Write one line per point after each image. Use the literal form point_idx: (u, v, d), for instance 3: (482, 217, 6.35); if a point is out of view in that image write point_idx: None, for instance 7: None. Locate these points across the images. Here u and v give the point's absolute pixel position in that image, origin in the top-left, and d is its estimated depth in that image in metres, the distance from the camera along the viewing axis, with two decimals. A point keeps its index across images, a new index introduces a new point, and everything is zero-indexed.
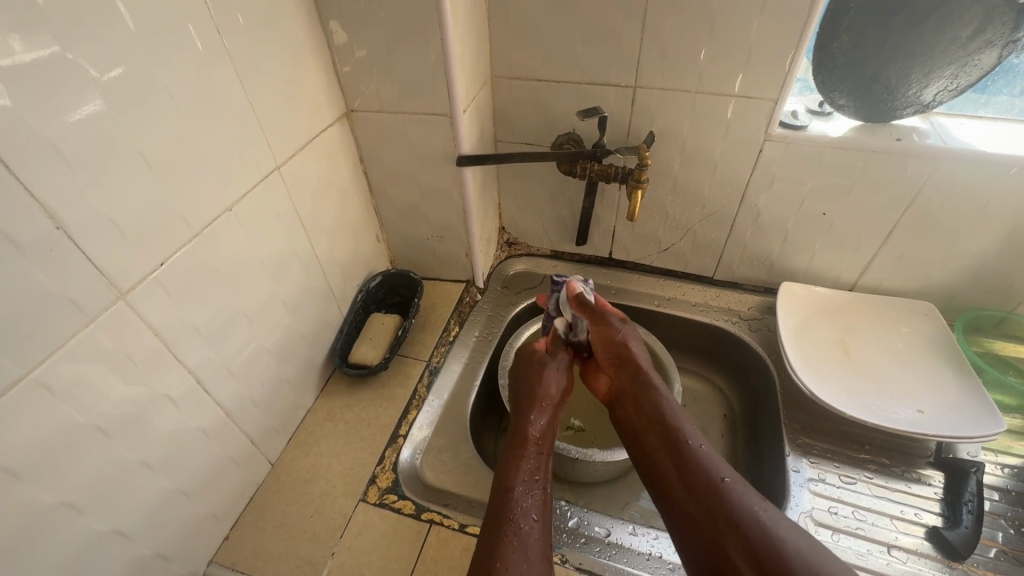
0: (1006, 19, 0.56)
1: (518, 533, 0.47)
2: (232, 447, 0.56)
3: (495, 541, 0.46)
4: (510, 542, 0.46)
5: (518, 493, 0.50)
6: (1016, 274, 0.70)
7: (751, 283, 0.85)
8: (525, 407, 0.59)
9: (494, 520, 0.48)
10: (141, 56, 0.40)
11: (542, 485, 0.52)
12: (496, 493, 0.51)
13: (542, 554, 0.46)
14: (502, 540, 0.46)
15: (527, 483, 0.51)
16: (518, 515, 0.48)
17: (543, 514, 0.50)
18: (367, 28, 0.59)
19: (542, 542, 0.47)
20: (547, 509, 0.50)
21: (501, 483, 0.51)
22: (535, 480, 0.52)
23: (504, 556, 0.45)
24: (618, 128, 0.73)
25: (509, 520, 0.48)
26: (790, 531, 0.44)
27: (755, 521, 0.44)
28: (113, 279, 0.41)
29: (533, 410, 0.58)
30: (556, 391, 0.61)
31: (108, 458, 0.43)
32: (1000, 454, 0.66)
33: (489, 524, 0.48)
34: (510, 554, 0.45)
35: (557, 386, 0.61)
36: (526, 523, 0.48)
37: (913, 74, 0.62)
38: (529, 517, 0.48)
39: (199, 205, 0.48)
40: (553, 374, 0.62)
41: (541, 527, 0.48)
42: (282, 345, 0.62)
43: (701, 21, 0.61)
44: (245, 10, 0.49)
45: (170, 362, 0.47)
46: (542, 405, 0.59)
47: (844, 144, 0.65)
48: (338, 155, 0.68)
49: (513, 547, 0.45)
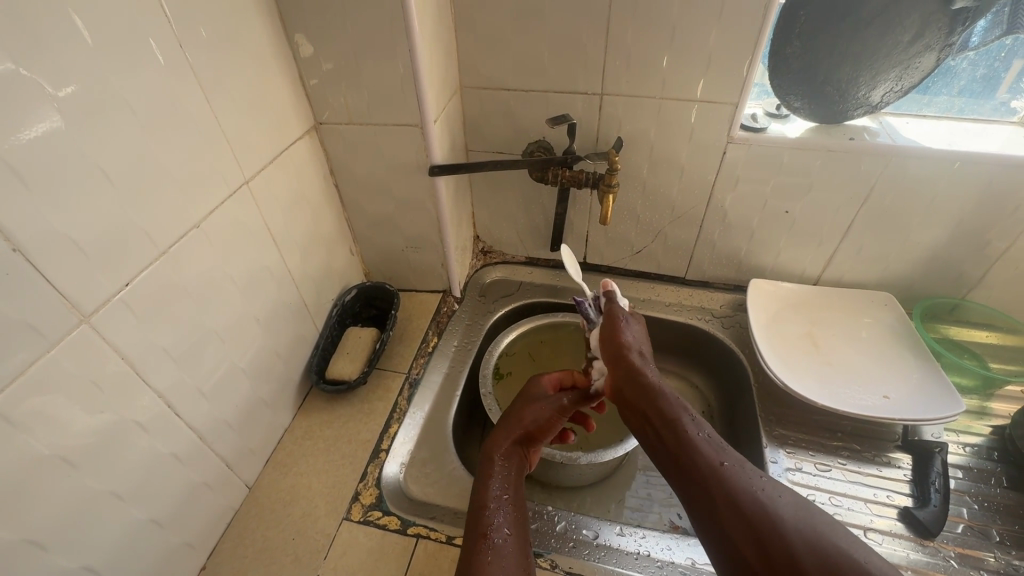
0: (941, 24, 0.61)
1: (494, 546, 0.47)
2: (206, 472, 0.54)
3: (472, 554, 0.46)
4: (485, 553, 0.46)
5: (492, 510, 0.50)
6: (965, 262, 0.74)
7: (721, 282, 0.87)
8: (501, 430, 0.59)
9: (470, 534, 0.48)
10: (101, 69, 0.39)
11: (514, 502, 0.52)
12: (473, 512, 0.51)
13: (519, 561, 0.46)
14: (479, 553, 0.46)
15: (500, 499, 0.52)
16: (492, 530, 0.48)
17: (518, 527, 0.49)
18: (334, 41, 0.59)
19: (518, 551, 0.47)
20: (522, 524, 0.50)
21: (477, 502, 0.52)
22: (508, 497, 0.52)
23: (480, 565, 0.45)
24: (586, 135, 0.75)
25: (484, 535, 0.48)
26: (789, 507, 0.43)
27: (751, 499, 0.44)
28: (77, 302, 0.39)
29: (503, 432, 0.58)
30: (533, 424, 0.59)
31: (75, 490, 0.41)
32: (961, 434, 0.69)
33: (467, 543, 0.48)
34: (484, 564, 0.45)
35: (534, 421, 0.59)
36: (501, 536, 0.48)
37: (861, 77, 0.66)
38: (502, 531, 0.48)
39: (166, 222, 0.46)
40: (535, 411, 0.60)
41: (515, 538, 0.48)
42: (256, 364, 0.60)
43: (662, 29, 0.63)
44: (208, 24, 0.49)
45: (138, 386, 0.45)
46: (513, 427, 0.59)
47: (802, 144, 0.68)
48: (307, 168, 0.67)
49: (489, 557, 0.45)
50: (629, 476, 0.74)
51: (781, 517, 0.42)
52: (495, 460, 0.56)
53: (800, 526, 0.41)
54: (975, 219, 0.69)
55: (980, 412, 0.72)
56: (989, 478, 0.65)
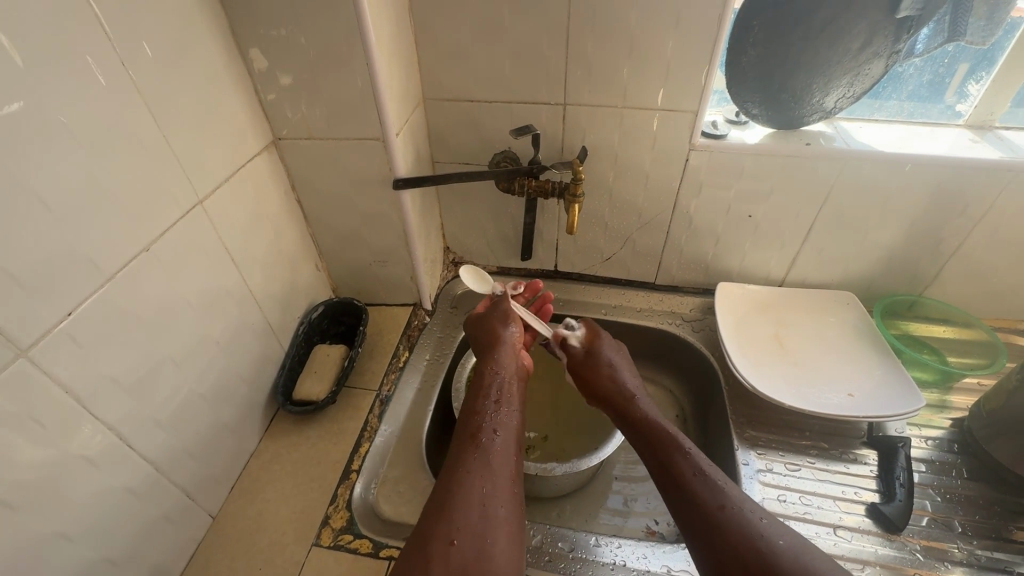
0: (888, 32, 0.62)
1: (481, 445, 0.53)
2: (165, 504, 0.52)
3: (461, 454, 0.53)
4: (472, 454, 0.52)
5: (481, 414, 0.57)
6: (920, 260, 0.77)
7: (690, 286, 0.89)
8: (489, 349, 0.66)
9: (459, 437, 0.55)
10: (34, 91, 0.38)
11: (503, 406, 0.59)
12: (463, 419, 0.57)
13: (502, 458, 0.53)
14: (468, 452, 0.52)
15: (489, 405, 0.58)
16: (481, 432, 0.55)
17: (505, 427, 0.56)
18: (290, 56, 0.58)
19: (504, 450, 0.54)
20: (512, 425, 0.57)
21: (468, 408, 0.58)
22: (495, 402, 0.59)
23: (467, 464, 0.51)
24: (552, 145, 0.75)
25: (473, 437, 0.54)
26: (786, 543, 0.46)
27: (749, 534, 0.46)
28: (13, 336, 0.37)
29: (492, 349, 0.66)
30: (512, 335, 0.68)
31: (15, 534, 0.38)
32: (923, 427, 0.71)
33: (457, 442, 0.54)
34: (471, 460, 0.51)
35: (506, 331, 0.68)
36: (488, 436, 0.54)
37: (815, 84, 0.68)
38: (490, 431, 0.55)
39: (113, 247, 0.44)
40: (500, 320, 0.70)
41: (502, 436, 0.55)
42: (217, 388, 0.58)
43: (620, 40, 0.64)
44: (153, 41, 0.47)
45: (86, 420, 0.43)
46: (501, 345, 0.66)
47: (761, 150, 0.69)
48: (267, 184, 0.66)
49: (476, 456, 0.52)
50: (605, 484, 0.74)
51: (777, 553, 0.45)
52: (487, 369, 0.63)
53: (797, 559, 0.44)
54: (928, 219, 0.71)
55: (940, 405, 0.74)
56: (951, 470, 0.66)
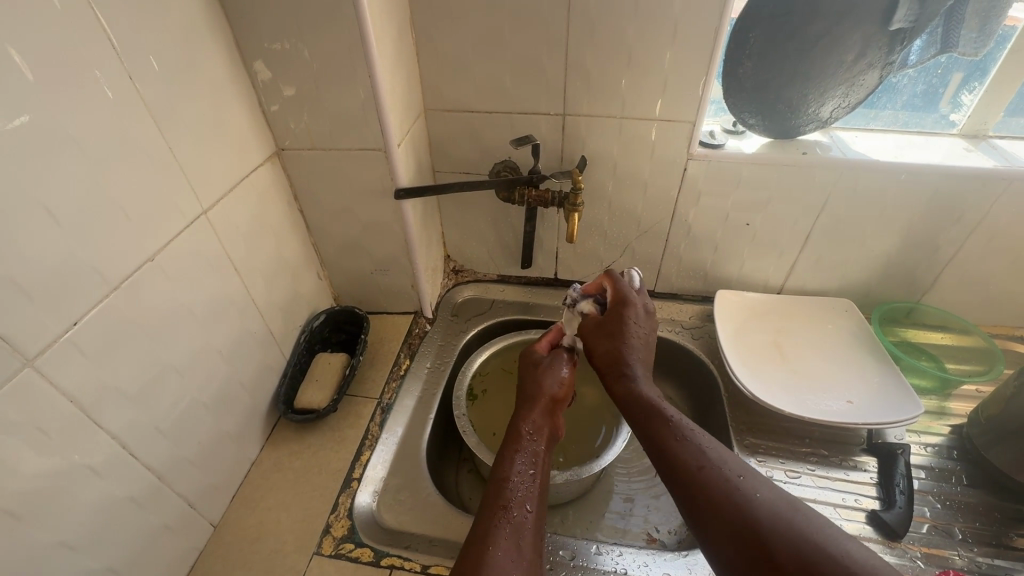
0: (881, 44, 0.63)
1: (513, 520, 0.47)
2: (167, 513, 0.52)
3: (489, 526, 0.46)
4: (503, 527, 0.46)
5: (513, 482, 0.50)
6: (917, 267, 0.77)
7: (689, 293, 0.89)
8: (526, 404, 0.59)
9: (488, 505, 0.48)
10: (43, 104, 0.38)
11: (537, 477, 0.52)
12: (493, 483, 0.51)
13: (536, 540, 0.46)
14: (498, 526, 0.46)
15: (524, 473, 0.51)
16: (513, 503, 0.48)
17: (540, 502, 0.49)
18: (292, 68, 0.59)
19: (537, 528, 0.47)
20: (544, 498, 0.50)
21: (499, 472, 0.51)
22: (531, 471, 0.52)
23: (496, 539, 0.45)
24: (551, 154, 0.76)
25: (504, 507, 0.48)
26: (765, 501, 0.42)
27: (731, 496, 0.43)
28: (20, 345, 0.38)
29: (530, 405, 0.59)
30: (554, 390, 0.60)
31: (19, 543, 0.38)
32: (922, 434, 0.72)
33: (485, 512, 0.48)
34: (501, 538, 0.45)
35: (553, 384, 0.61)
36: (521, 509, 0.48)
37: (811, 94, 0.69)
38: (524, 505, 0.48)
39: (117, 258, 0.45)
40: (549, 374, 0.62)
41: (536, 513, 0.48)
42: (219, 396, 0.59)
43: (619, 52, 0.65)
44: (159, 54, 0.48)
45: (91, 429, 0.43)
46: (538, 400, 0.59)
47: (758, 159, 0.70)
48: (270, 194, 0.66)
49: (504, 530, 0.46)
50: (606, 492, 0.74)
51: (760, 511, 0.42)
52: (521, 429, 0.56)
53: (776, 517, 0.41)
54: (924, 227, 0.72)
55: (939, 412, 0.74)
56: (951, 477, 0.67)
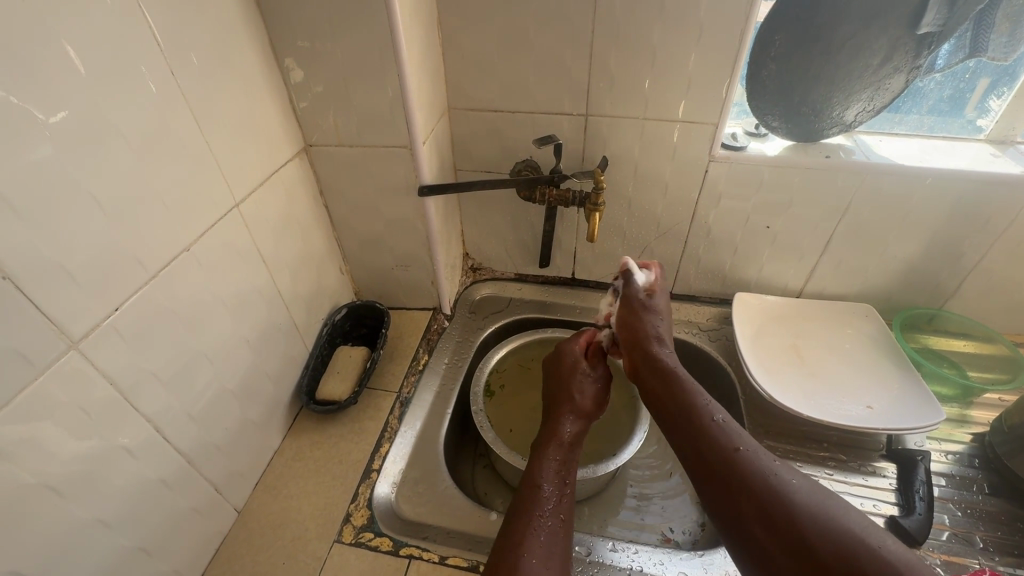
0: (909, 47, 0.63)
1: (545, 528, 0.48)
2: (195, 496, 0.54)
3: (523, 532, 0.48)
4: (537, 534, 0.48)
5: (543, 491, 0.52)
6: (940, 273, 0.76)
7: (707, 295, 0.89)
8: (555, 411, 0.62)
9: (518, 512, 0.50)
10: (92, 97, 0.40)
11: (564, 485, 0.54)
12: (524, 489, 0.53)
13: (565, 549, 0.48)
14: (531, 532, 0.48)
15: (553, 482, 0.54)
16: (545, 511, 0.50)
17: (568, 512, 0.51)
18: (323, 66, 0.60)
19: (565, 535, 0.49)
20: (571, 507, 0.52)
21: (531, 479, 0.54)
22: (557, 480, 0.54)
23: (530, 546, 0.47)
24: (573, 154, 0.77)
25: (536, 514, 0.50)
26: (796, 491, 0.43)
27: (770, 492, 0.44)
28: (66, 328, 0.39)
29: (563, 413, 0.61)
30: (583, 396, 0.62)
31: (60, 518, 0.40)
32: (943, 441, 0.71)
33: (517, 517, 0.50)
34: (534, 545, 0.47)
35: (580, 394, 0.63)
36: (551, 518, 0.50)
37: (835, 98, 0.68)
38: (554, 513, 0.50)
39: (156, 247, 0.46)
40: (578, 386, 0.63)
41: (565, 521, 0.50)
42: (246, 385, 0.60)
43: (644, 53, 0.65)
44: (199, 51, 0.49)
45: (127, 411, 0.45)
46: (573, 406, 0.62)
47: (780, 162, 0.70)
48: (298, 189, 0.68)
49: (537, 535, 0.48)
50: (620, 490, 0.74)
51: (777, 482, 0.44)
52: (552, 437, 0.58)
53: (805, 508, 0.42)
54: (948, 232, 0.72)
55: (960, 420, 0.73)
56: (972, 485, 0.66)
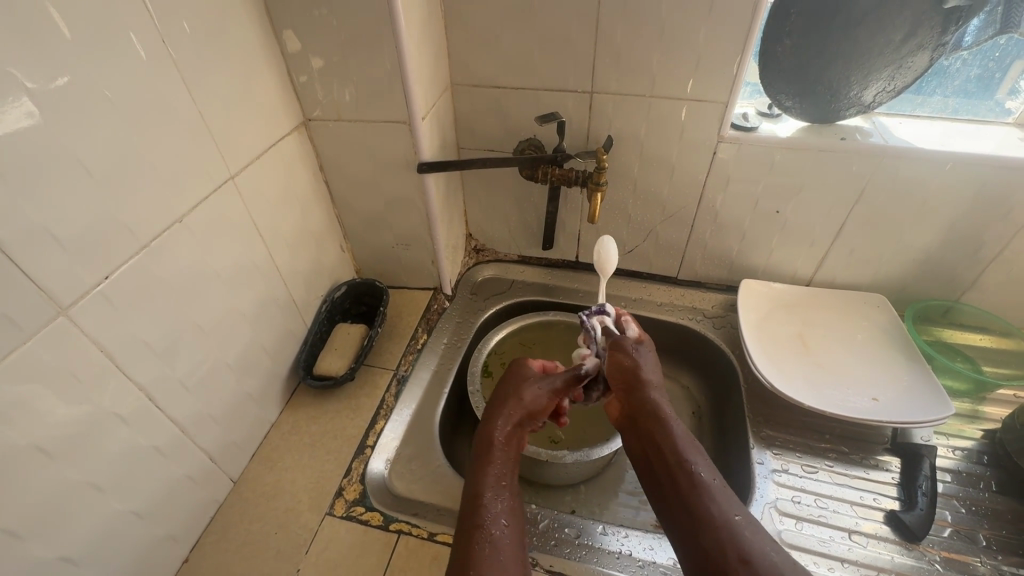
0: (934, 23, 0.59)
1: (491, 539, 0.45)
2: (189, 464, 0.54)
3: (467, 549, 0.44)
4: (484, 551, 0.44)
5: (487, 500, 0.49)
6: (958, 263, 0.73)
7: (714, 282, 0.87)
8: (494, 416, 0.57)
9: (464, 524, 0.46)
10: (81, 65, 0.40)
11: (509, 489, 0.51)
12: (466, 502, 0.49)
13: (517, 553, 0.45)
14: (475, 547, 0.44)
15: (496, 488, 0.50)
16: (488, 520, 0.47)
17: (516, 515, 0.48)
18: (322, 38, 0.60)
19: (516, 543, 0.46)
20: (519, 513, 0.49)
21: (471, 490, 0.50)
22: (504, 485, 0.51)
23: (477, 562, 0.43)
24: (577, 133, 0.75)
25: (481, 526, 0.46)
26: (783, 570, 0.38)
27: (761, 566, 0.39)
28: (54, 294, 0.40)
29: (499, 414, 0.57)
30: (530, 402, 0.58)
31: (52, 480, 0.41)
32: (951, 437, 0.69)
33: (461, 534, 0.46)
34: (480, 560, 0.43)
35: (531, 397, 0.59)
36: (498, 528, 0.46)
37: (853, 76, 0.65)
38: (499, 523, 0.47)
39: (147, 217, 0.47)
40: (530, 385, 0.60)
41: (512, 528, 0.47)
42: (242, 358, 0.61)
43: (651, 28, 0.63)
44: (191, 19, 0.49)
45: (118, 379, 0.45)
46: (510, 409, 0.57)
47: (792, 143, 0.67)
48: (297, 164, 0.67)
49: (485, 551, 0.44)
50: (616, 475, 0.73)
51: (762, 558, 0.39)
52: (490, 442, 0.54)
53: None
54: (969, 221, 0.68)
55: (972, 416, 0.71)
56: (978, 482, 0.64)
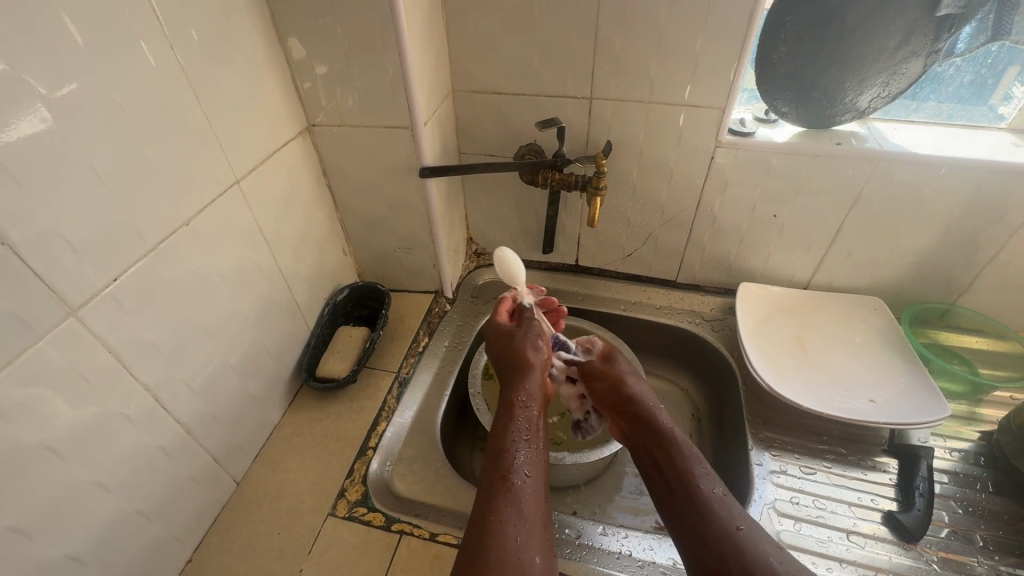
0: (927, 30, 0.60)
1: (514, 487, 0.46)
2: (193, 465, 0.55)
3: (490, 500, 0.46)
4: (508, 503, 0.45)
5: (511, 450, 0.50)
6: (954, 266, 0.74)
7: (712, 285, 0.88)
8: (512, 375, 0.59)
9: (489, 475, 0.48)
10: (92, 72, 0.41)
11: (534, 443, 0.52)
12: (490, 453, 0.50)
13: (538, 504, 0.46)
14: (499, 497, 0.46)
15: (519, 440, 0.51)
16: (512, 470, 0.48)
17: (538, 468, 0.50)
18: (326, 45, 0.61)
19: (538, 495, 0.47)
20: (542, 466, 0.50)
21: (495, 442, 0.51)
22: (528, 438, 0.52)
23: (501, 512, 0.44)
24: (577, 139, 0.76)
25: (504, 476, 0.47)
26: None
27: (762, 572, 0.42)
28: (64, 295, 0.40)
29: (520, 374, 0.58)
30: (539, 358, 0.61)
31: (59, 479, 0.42)
32: (949, 439, 0.69)
33: (485, 484, 0.47)
34: (505, 506, 0.45)
35: (534, 354, 0.61)
36: (520, 477, 0.47)
37: (848, 83, 0.66)
38: (522, 472, 0.48)
39: (154, 220, 0.47)
40: (528, 341, 0.62)
41: (535, 479, 0.48)
42: (246, 360, 0.61)
43: (649, 35, 0.64)
44: (199, 27, 0.50)
45: (125, 379, 0.46)
46: (528, 368, 0.59)
47: (789, 148, 0.68)
48: (300, 168, 0.68)
49: (508, 501, 0.45)
50: (616, 476, 0.74)
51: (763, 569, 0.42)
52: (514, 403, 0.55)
53: None
54: (964, 224, 0.69)
55: (969, 417, 0.72)
56: (975, 483, 0.64)
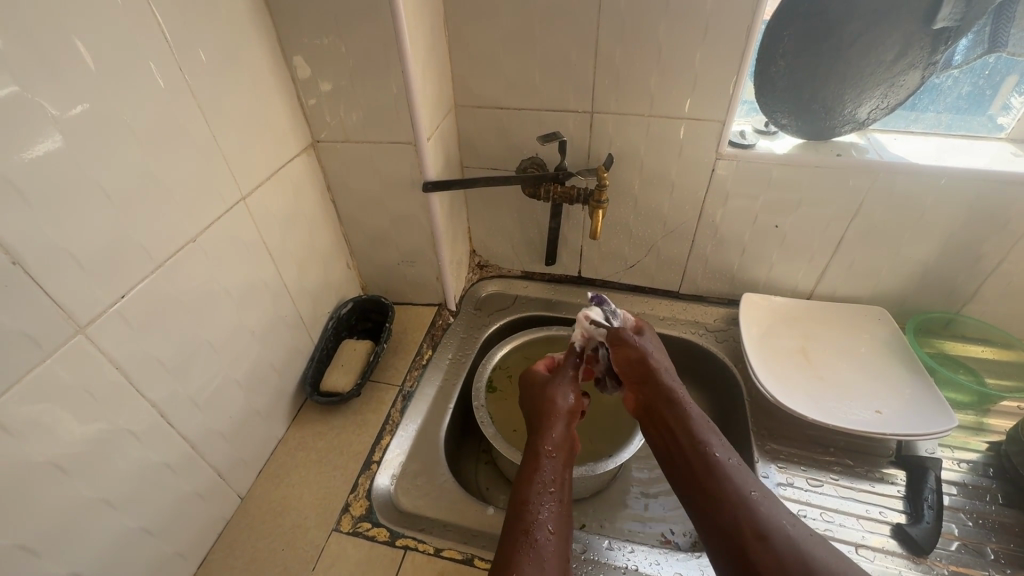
0: (925, 43, 0.61)
1: (535, 543, 0.45)
2: (198, 481, 0.55)
3: (511, 554, 0.45)
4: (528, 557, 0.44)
5: (534, 505, 0.49)
6: (956, 276, 0.74)
7: (715, 296, 0.88)
8: (541, 422, 0.57)
9: (512, 529, 0.47)
10: (102, 93, 0.41)
11: (558, 497, 0.50)
12: (512, 506, 0.49)
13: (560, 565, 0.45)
14: (519, 552, 0.45)
15: (542, 494, 0.50)
16: (535, 526, 0.47)
17: (562, 524, 0.48)
18: (331, 63, 0.62)
19: (560, 552, 0.46)
20: (566, 521, 0.49)
21: (517, 495, 0.50)
22: (551, 491, 0.50)
23: (519, 565, 0.43)
24: (578, 152, 0.76)
25: (527, 532, 0.46)
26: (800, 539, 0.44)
27: (785, 537, 0.44)
28: (72, 313, 0.41)
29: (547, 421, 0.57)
30: (568, 405, 0.59)
31: (66, 496, 0.42)
32: (956, 449, 0.69)
33: (508, 536, 0.47)
34: (525, 562, 0.43)
35: (564, 403, 0.59)
36: (543, 533, 0.46)
37: (847, 95, 0.67)
38: (546, 528, 0.47)
39: (162, 237, 0.48)
40: (557, 388, 0.60)
41: (558, 536, 0.47)
42: (251, 375, 0.62)
43: (649, 50, 0.65)
44: (207, 48, 0.51)
45: (132, 396, 0.46)
46: (556, 418, 0.57)
47: (789, 160, 0.69)
48: (305, 184, 0.69)
49: (529, 557, 0.44)
50: (622, 489, 0.74)
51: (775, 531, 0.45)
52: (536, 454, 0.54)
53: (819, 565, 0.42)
54: (967, 233, 0.69)
55: (976, 428, 0.71)
56: (984, 495, 0.64)
